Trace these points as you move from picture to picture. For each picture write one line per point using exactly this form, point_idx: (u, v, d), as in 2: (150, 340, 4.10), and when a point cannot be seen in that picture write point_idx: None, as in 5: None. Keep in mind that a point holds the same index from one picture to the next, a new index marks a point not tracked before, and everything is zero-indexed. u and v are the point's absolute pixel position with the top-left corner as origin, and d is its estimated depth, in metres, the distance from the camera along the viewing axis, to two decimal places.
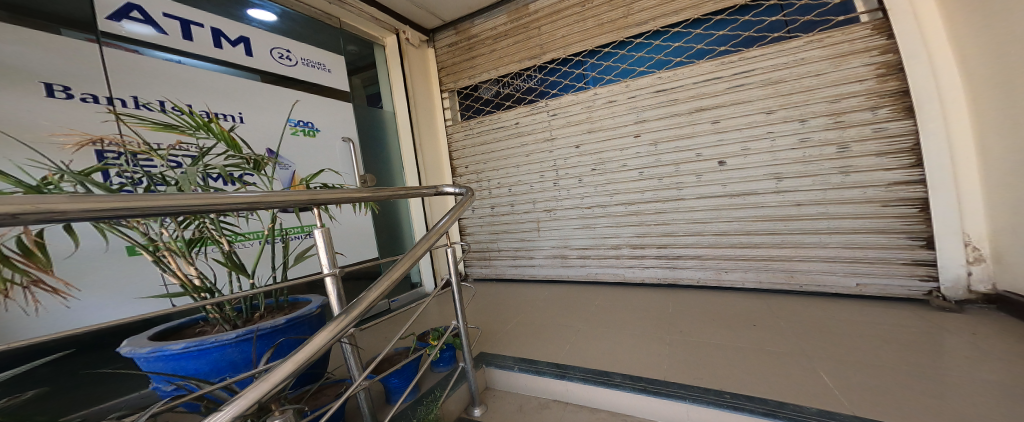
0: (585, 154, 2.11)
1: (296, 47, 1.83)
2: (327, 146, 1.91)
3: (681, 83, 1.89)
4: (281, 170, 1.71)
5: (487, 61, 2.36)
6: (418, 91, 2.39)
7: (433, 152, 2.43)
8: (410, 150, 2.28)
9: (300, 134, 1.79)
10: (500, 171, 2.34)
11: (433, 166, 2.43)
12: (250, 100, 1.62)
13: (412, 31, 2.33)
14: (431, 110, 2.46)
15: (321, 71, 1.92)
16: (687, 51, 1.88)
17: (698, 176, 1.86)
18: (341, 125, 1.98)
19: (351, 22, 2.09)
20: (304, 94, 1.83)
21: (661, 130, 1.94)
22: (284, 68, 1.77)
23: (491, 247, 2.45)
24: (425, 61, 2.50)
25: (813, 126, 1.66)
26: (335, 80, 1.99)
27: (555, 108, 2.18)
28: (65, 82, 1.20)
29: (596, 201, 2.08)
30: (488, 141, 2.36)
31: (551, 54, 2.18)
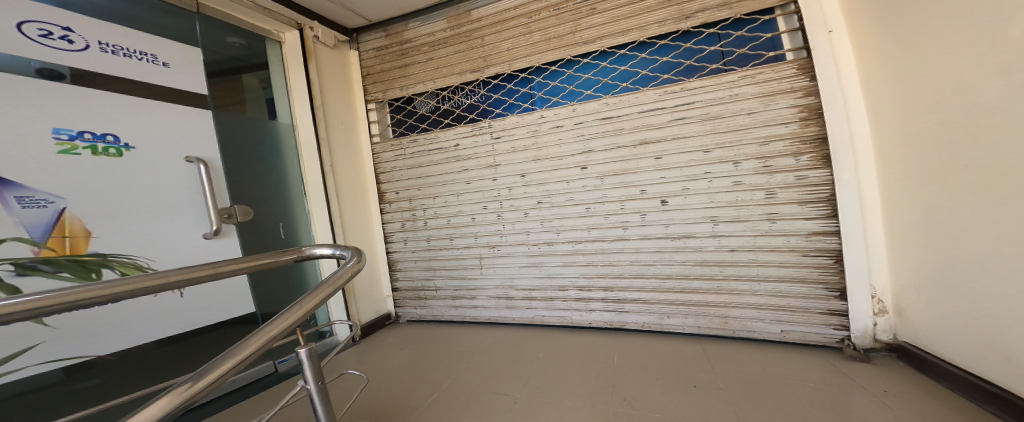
0: (529, 184, 1.93)
1: (83, 23, 1.27)
2: (153, 169, 1.40)
3: (628, 114, 1.73)
4: (34, 209, 1.16)
5: (422, 70, 2.06)
6: (331, 99, 2.01)
7: (350, 172, 2.09)
8: (317, 172, 1.90)
9: (81, 152, 1.25)
10: (436, 196, 2.09)
11: (354, 189, 2.10)
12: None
13: (323, 27, 1.94)
14: (350, 123, 2.12)
15: (141, 61, 1.40)
16: (632, 77, 1.73)
17: (642, 215, 1.75)
18: (182, 141, 1.48)
19: (214, 4, 1.58)
20: (98, 92, 1.29)
21: (606, 163, 1.79)
22: (50, 51, 1.21)
23: (428, 285, 2.24)
24: (342, 63, 2.13)
25: (748, 169, 1.56)
26: (165, 73, 1.46)
27: (493, 131, 1.95)
28: None
29: (542, 238, 1.95)
30: (424, 162, 2.09)
31: (494, 68, 1.93)
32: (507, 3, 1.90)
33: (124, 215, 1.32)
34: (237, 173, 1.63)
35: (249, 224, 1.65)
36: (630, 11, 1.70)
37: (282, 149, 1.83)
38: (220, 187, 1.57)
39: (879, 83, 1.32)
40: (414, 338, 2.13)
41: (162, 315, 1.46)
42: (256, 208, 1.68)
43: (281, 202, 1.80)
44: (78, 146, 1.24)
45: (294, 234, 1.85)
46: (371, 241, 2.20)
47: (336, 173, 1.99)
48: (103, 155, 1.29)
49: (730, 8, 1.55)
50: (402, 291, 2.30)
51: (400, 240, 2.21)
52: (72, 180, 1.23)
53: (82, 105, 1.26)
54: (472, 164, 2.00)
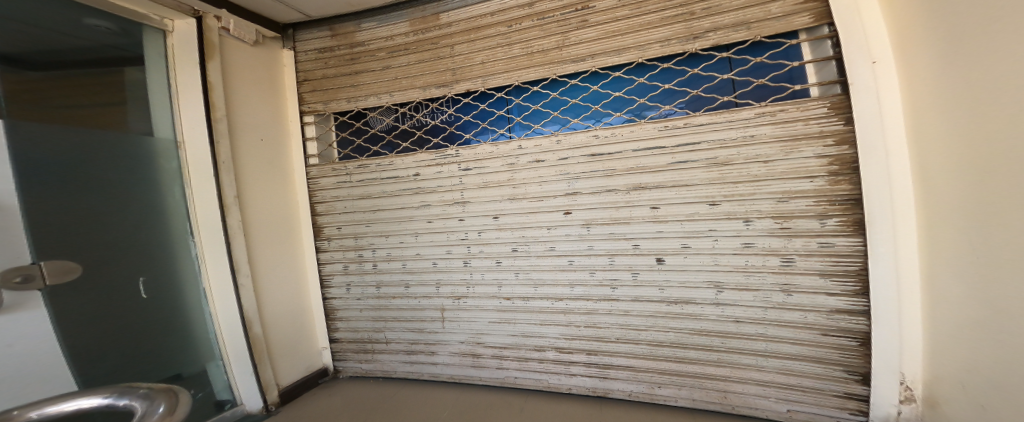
0: (502, 228, 1.61)
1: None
2: None
3: (624, 151, 1.44)
4: None
5: (377, 80, 1.70)
6: (238, 107, 1.66)
7: (268, 200, 1.76)
8: (212, 202, 1.55)
9: None
10: (391, 235, 1.73)
11: (276, 221, 1.79)
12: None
13: (236, 18, 1.62)
14: (273, 140, 1.81)
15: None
16: (627, 105, 1.44)
17: (633, 274, 1.48)
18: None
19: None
20: None
21: (592, 208, 1.50)
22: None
23: (376, 338, 1.88)
24: (266, 62, 1.80)
25: (760, 229, 1.31)
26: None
27: (460, 160, 1.62)
28: None
29: (516, 292, 1.64)
30: (378, 192, 1.72)
31: (465, 84, 1.60)
32: (481, 8, 1.58)
33: None
34: (53, 212, 1.24)
35: (68, 288, 1.27)
36: (627, 26, 1.42)
37: (159, 176, 1.50)
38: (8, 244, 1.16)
39: (933, 139, 1.06)
40: (355, 402, 1.76)
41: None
42: (91, 259, 1.32)
43: (153, 246, 1.48)
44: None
45: (171, 278, 1.52)
46: (300, 282, 1.88)
47: (246, 204, 1.66)
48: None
49: (748, 29, 1.28)
50: (342, 343, 1.94)
51: (341, 285, 1.88)
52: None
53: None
54: (435, 200, 1.65)
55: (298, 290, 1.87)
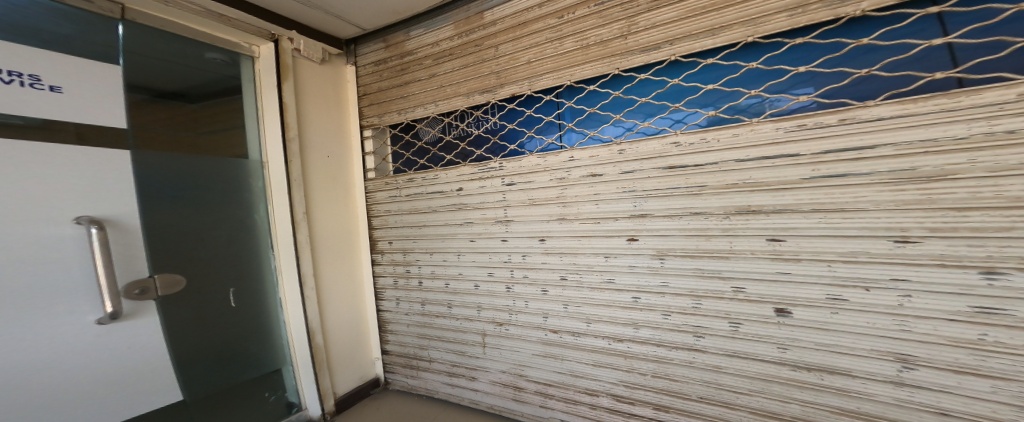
0: (550, 253, 1.40)
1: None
2: (34, 239, 1.14)
3: (725, 162, 1.10)
4: None
5: (423, 90, 1.64)
6: (309, 126, 1.79)
7: (332, 215, 1.88)
8: (286, 219, 1.70)
9: None
10: (435, 251, 1.66)
11: (338, 235, 1.91)
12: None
13: (304, 40, 1.73)
14: (338, 157, 1.92)
15: (14, 83, 1.09)
16: (733, 99, 1.10)
17: (732, 324, 1.13)
18: (71, 199, 1.20)
19: (144, 8, 1.34)
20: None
21: (666, 236, 1.20)
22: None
23: (421, 355, 1.85)
24: (332, 81, 1.92)
25: (1018, 287, 0.83)
26: (55, 100, 1.17)
27: (504, 173, 1.45)
28: None
29: (564, 325, 1.41)
30: (425, 206, 1.65)
31: (510, 88, 1.42)
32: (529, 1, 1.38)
33: None
34: (166, 230, 1.41)
35: (176, 298, 1.43)
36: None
37: (246, 195, 1.66)
38: (132, 258, 1.33)
39: None
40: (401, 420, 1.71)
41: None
42: (194, 272, 1.49)
43: (241, 259, 1.64)
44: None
45: (254, 289, 1.69)
46: (357, 299, 1.99)
47: (312, 220, 1.79)
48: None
49: None
50: (391, 355, 2.00)
51: (392, 299, 1.93)
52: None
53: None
54: (477, 217, 1.52)
55: (354, 303, 1.98)
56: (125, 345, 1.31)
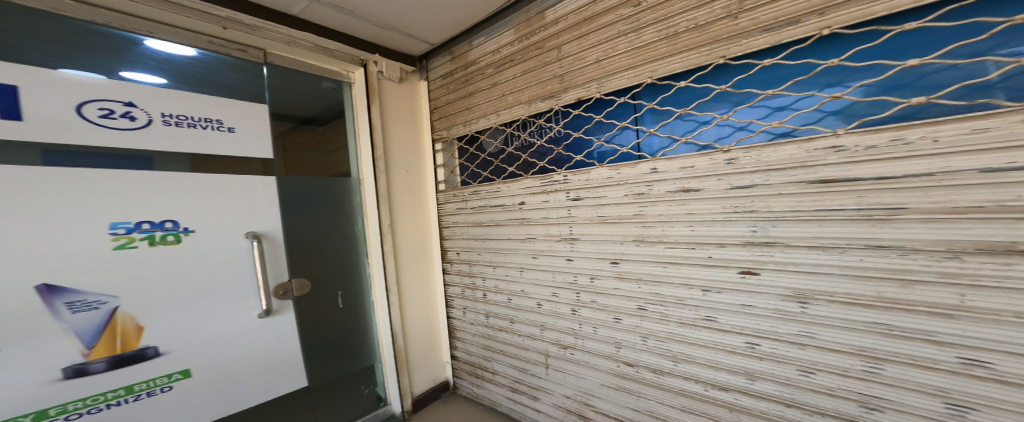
0: (623, 278, 1.26)
1: (139, 94, 1.25)
2: (217, 249, 1.40)
3: (950, 172, 0.77)
4: (91, 314, 1.16)
5: (485, 100, 1.66)
6: (392, 144, 1.92)
7: (410, 227, 1.99)
8: (375, 230, 1.85)
9: (145, 244, 1.25)
10: (496, 264, 1.68)
11: (415, 246, 2.01)
12: (23, 203, 1.07)
13: (387, 62, 1.87)
14: (416, 172, 2.02)
15: (205, 127, 1.37)
16: (968, 76, 0.77)
17: (942, 402, 0.80)
18: (241, 216, 1.45)
19: (280, 51, 1.58)
20: (177, 177, 1.31)
21: (799, 270, 0.94)
22: (107, 131, 1.19)
23: (486, 366, 1.88)
24: (410, 98, 2.03)
25: None
26: (229, 138, 1.43)
27: (569, 187, 1.36)
28: None
29: (634, 357, 1.26)
30: (490, 219, 1.67)
31: (574, 91, 1.32)
32: None
33: (182, 306, 1.32)
34: (297, 240, 1.62)
35: (307, 298, 1.65)
36: None
37: (347, 209, 1.82)
38: (278, 264, 1.56)
39: None
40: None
41: (201, 405, 1.36)
42: (313, 277, 1.68)
43: (344, 267, 1.80)
44: (133, 237, 1.23)
45: (358, 293, 1.86)
46: (431, 307, 2.10)
47: (394, 232, 1.92)
48: (159, 243, 1.28)
49: None
50: (461, 360, 2.07)
51: (460, 307, 1.98)
52: (133, 272, 1.23)
53: (132, 187, 1.23)
54: (538, 233, 1.47)
55: (427, 311, 2.08)
56: (275, 337, 1.54)
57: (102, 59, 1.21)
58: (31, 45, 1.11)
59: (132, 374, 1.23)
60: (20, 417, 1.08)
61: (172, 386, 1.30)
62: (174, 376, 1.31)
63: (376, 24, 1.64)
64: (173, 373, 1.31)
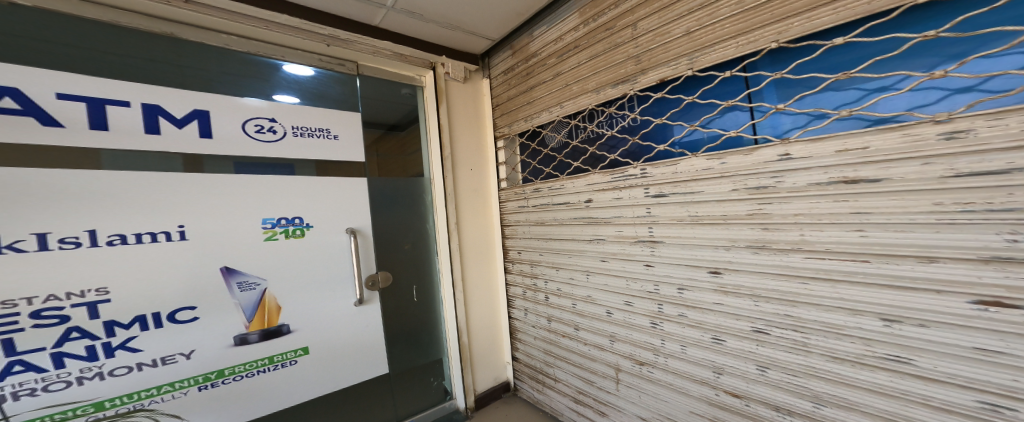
0: (728, 293, 1.15)
1: (280, 110, 1.66)
2: (323, 242, 1.76)
3: None
4: (248, 292, 1.57)
5: (548, 92, 1.67)
6: (459, 153, 2.20)
7: (474, 226, 2.26)
8: (444, 229, 2.15)
9: (279, 236, 1.64)
10: (562, 265, 1.67)
11: (478, 244, 2.28)
12: (212, 206, 1.49)
13: (453, 64, 2.15)
14: (480, 177, 2.28)
15: (321, 136, 1.76)
16: None
17: None
18: (342, 216, 1.81)
19: (369, 63, 1.94)
20: (296, 182, 1.68)
21: (934, 267, 0.84)
22: (258, 143, 1.60)
23: (548, 372, 1.93)
24: (473, 107, 2.29)
25: None
26: (335, 145, 1.80)
27: (649, 181, 1.31)
28: (48, 227, 1.22)
29: (734, 384, 1.17)
30: (558, 218, 1.66)
31: (656, 73, 1.26)
32: None
33: (301, 288, 1.71)
34: (383, 240, 1.98)
35: (387, 289, 1.99)
36: None
37: (421, 208, 2.14)
38: (367, 256, 1.91)
39: None
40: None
41: (311, 381, 1.73)
42: (394, 271, 1.99)
43: (418, 264, 2.13)
44: (276, 232, 1.63)
45: (428, 287, 2.16)
46: (493, 304, 2.37)
47: (459, 231, 2.19)
48: (292, 236, 1.68)
49: None
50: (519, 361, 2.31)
51: (522, 308, 2.11)
52: (275, 258, 1.64)
53: (277, 190, 1.63)
54: (604, 232, 1.46)
55: (489, 304, 2.35)
56: (366, 324, 1.90)
57: (256, 83, 1.63)
58: (215, 77, 1.54)
59: (273, 347, 1.64)
60: (209, 374, 1.50)
61: (294, 360, 1.69)
62: (298, 352, 1.70)
63: (442, 25, 1.88)
64: (295, 350, 1.71)
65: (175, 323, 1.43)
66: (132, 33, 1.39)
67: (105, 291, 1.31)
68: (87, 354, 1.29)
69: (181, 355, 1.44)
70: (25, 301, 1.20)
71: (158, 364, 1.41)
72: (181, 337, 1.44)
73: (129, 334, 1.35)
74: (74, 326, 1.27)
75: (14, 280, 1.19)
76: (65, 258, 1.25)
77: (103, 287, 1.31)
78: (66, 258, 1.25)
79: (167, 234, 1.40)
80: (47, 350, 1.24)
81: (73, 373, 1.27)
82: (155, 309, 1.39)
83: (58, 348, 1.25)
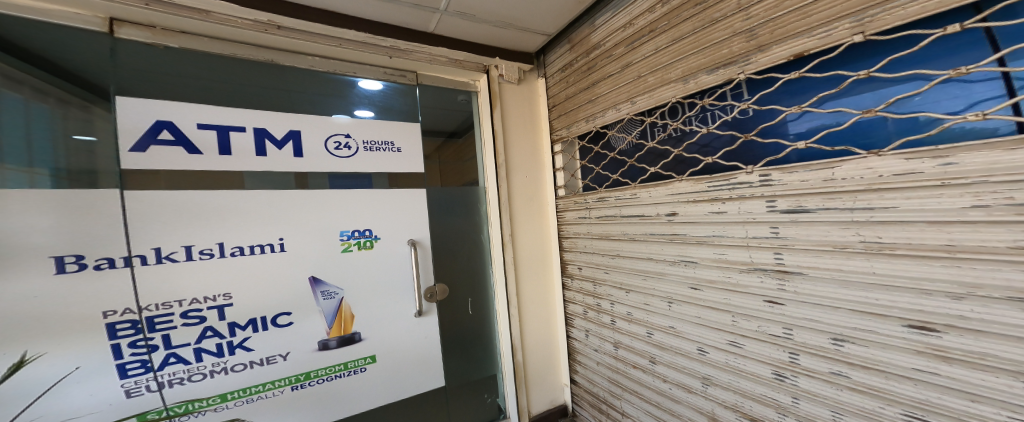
0: (950, 362, 0.82)
1: (354, 126, 1.80)
2: (389, 254, 1.86)
3: None
4: (326, 301, 1.71)
5: (614, 87, 1.53)
6: (513, 158, 2.10)
7: (531, 236, 2.13)
8: (498, 241, 2.06)
9: (353, 249, 1.77)
10: (637, 289, 1.49)
11: (535, 256, 2.14)
12: (309, 221, 1.67)
13: (505, 64, 2.08)
14: (536, 183, 2.14)
15: (385, 150, 1.86)
16: None
17: None
18: (406, 228, 1.90)
19: (427, 72, 1.99)
20: (368, 199, 1.81)
21: None
22: (337, 160, 1.75)
23: (615, 404, 1.71)
24: (527, 108, 2.17)
25: None
26: (400, 157, 1.89)
27: (785, 191, 1.03)
28: (190, 242, 1.47)
29: None
30: (631, 233, 1.48)
31: (775, 50, 1.02)
32: None
33: (370, 297, 1.82)
34: (440, 251, 2.00)
35: (444, 301, 2.01)
36: None
37: (476, 218, 2.10)
38: (427, 268, 1.96)
39: None
40: None
41: (377, 388, 1.82)
42: (449, 284, 2.02)
43: (474, 277, 2.09)
44: (351, 244, 1.77)
45: (483, 299, 2.13)
46: (550, 320, 2.20)
47: (514, 242, 2.08)
48: (363, 247, 1.79)
49: None
50: (580, 385, 2.07)
51: (581, 328, 1.89)
52: (350, 270, 1.77)
53: (357, 203, 1.78)
54: (692, 253, 1.26)
55: (545, 321, 2.17)
56: (424, 336, 1.93)
57: (335, 101, 1.79)
58: (307, 97, 1.74)
59: (349, 353, 1.76)
60: (299, 376, 1.66)
61: (364, 368, 1.80)
62: (366, 360, 1.80)
63: (495, 25, 1.82)
64: (365, 357, 1.81)
65: (277, 327, 1.62)
66: (243, 63, 1.62)
67: (230, 296, 1.53)
68: (216, 350, 1.52)
69: (280, 355, 1.62)
70: (179, 303, 1.46)
71: (265, 363, 1.61)
72: (278, 338, 1.62)
73: (246, 335, 1.57)
74: (210, 326, 1.51)
75: (174, 285, 1.46)
76: (209, 268, 1.50)
77: (228, 293, 1.54)
78: (205, 268, 1.49)
79: (270, 246, 1.60)
80: (191, 346, 1.48)
81: (209, 365, 1.51)
82: (263, 313, 1.59)
83: (198, 345, 1.49)
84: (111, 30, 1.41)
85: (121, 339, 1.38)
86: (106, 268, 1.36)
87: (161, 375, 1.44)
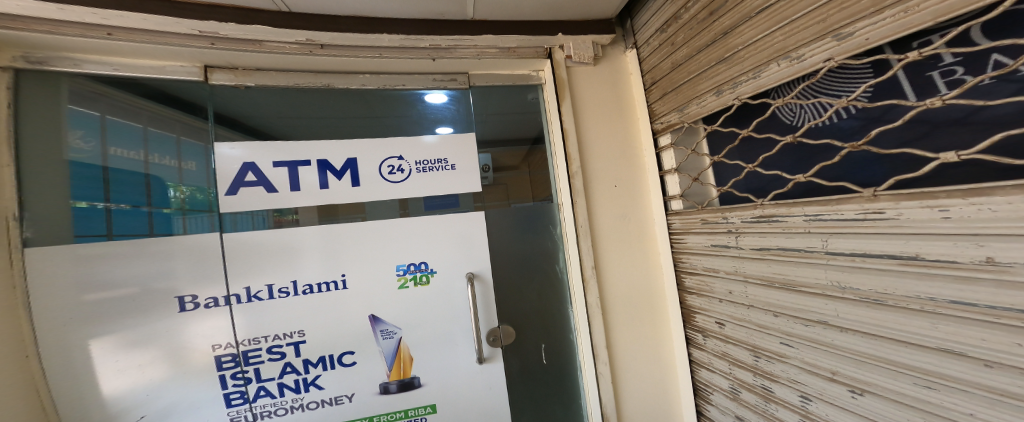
0: None
1: (405, 148, 1.55)
2: (445, 292, 1.51)
3: None
4: (384, 341, 1.47)
5: (786, 26, 0.93)
6: (593, 160, 1.54)
7: (629, 267, 1.50)
8: (577, 276, 1.49)
9: (409, 285, 1.49)
10: (888, 394, 0.80)
11: (636, 297, 1.50)
12: (368, 254, 1.47)
13: (576, 42, 1.55)
14: (633, 191, 1.53)
15: (438, 169, 1.55)
16: None
17: None
18: (462, 259, 1.52)
19: (481, 70, 1.61)
20: (425, 225, 1.51)
21: None
22: (388, 186, 1.51)
23: None
24: (609, 91, 1.59)
25: None
26: (451, 175, 1.55)
27: None
28: (270, 279, 1.42)
29: None
30: (872, 289, 0.80)
31: None
32: None
33: (428, 343, 1.49)
34: (504, 285, 1.54)
35: (512, 347, 1.53)
36: None
37: (548, 245, 1.58)
38: (487, 307, 1.52)
39: None
40: None
41: None
42: (517, 325, 1.54)
43: (547, 321, 1.56)
44: (407, 279, 1.49)
45: (561, 348, 1.56)
46: (669, 389, 1.48)
47: (601, 276, 1.50)
48: (419, 283, 1.50)
49: None
50: None
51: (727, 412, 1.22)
52: (409, 308, 1.49)
53: (420, 235, 1.50)
54: None
55: (658, 393, 1.48)
56: (485, 386, 1.51)
57: (389, 119, 1.57)
58: (393, 120, 1.58)
59: (405, 402, 1.47)
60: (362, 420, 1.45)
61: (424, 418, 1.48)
62: (426, 409, 1.49)
63: None
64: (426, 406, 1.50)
65: (342, 367, 1.45)
66: (315, 95, 1.54)
67: (303, 333, 1.43)
68: (295, 386, 1.43)
69: (345, 396, 1.45)
70: (264, 338, 1.41)
71: (331, 404, 1.44)
72: (346, 380, 1.45)
73: (317, 372, 1.44)
74: (289, 362, 1.43)
75: (258, 321, 1.41)
76: (287, 307, 1.43)
77: (301, 330, 1.44)
78: (286, 306, 1.43)
79: (334, 283, 1.45)
80: (276, 380, 1.42)
81: (289, 401, 1.42)
82: (329, 351, 1.44)
83: (280, 380, 1.41)
84: (207, 78, 1.44)
85: (226, 371, 1.40)
86: (213, 307, 1.40)
87: (255, 406, 1.40)
